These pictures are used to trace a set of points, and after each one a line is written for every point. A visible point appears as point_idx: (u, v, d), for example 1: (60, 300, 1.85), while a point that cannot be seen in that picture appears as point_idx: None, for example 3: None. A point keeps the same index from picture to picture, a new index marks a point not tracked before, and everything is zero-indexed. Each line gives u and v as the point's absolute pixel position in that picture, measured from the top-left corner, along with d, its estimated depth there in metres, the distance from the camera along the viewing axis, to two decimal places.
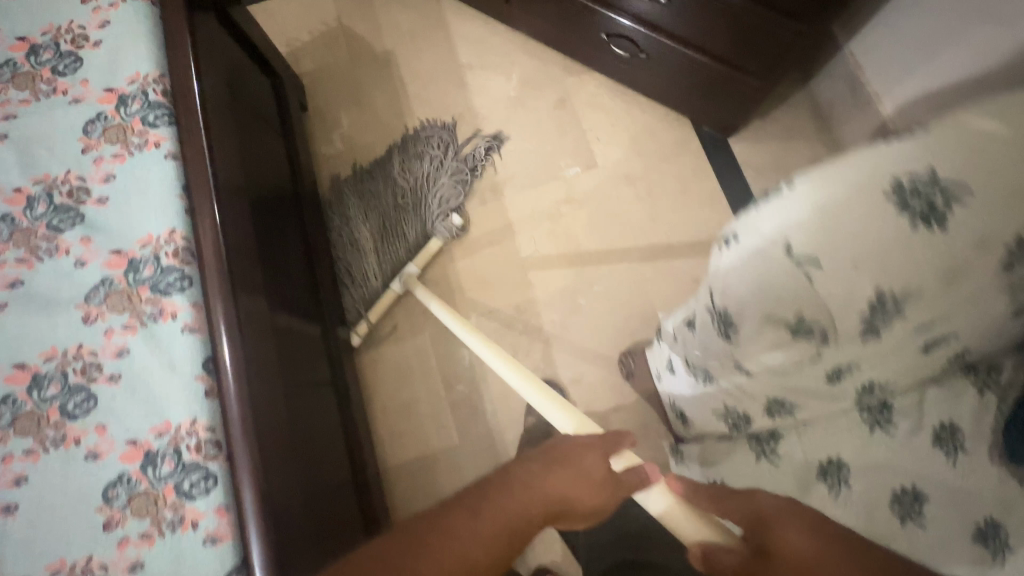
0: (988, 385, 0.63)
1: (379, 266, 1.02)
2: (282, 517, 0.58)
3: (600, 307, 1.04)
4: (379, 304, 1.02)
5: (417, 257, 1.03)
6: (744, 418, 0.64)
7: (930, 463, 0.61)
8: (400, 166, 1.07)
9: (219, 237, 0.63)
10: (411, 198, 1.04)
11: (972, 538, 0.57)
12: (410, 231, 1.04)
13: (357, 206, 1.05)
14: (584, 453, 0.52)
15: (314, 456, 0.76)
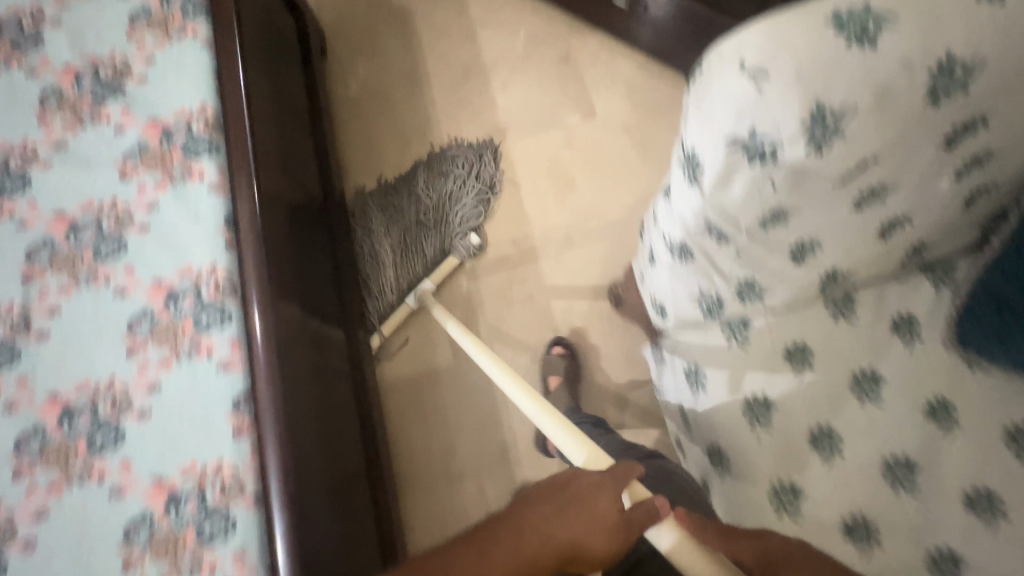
0: (944, 282, 0.68)
1: (396, 282, 1.05)
2: (294, 410, 0.63)
3: (593, 243, 1.09)
4: (393, 316, 1.05)
5: (432, 275, 1.06)
6: (717, 302, 0.68)
7: (885, 345, 0.66)
8: (425, 186, 1.11)
9: (256, 217, 0.67)
10: (432, 215, 1.09)
11: (924, 415, 0.64)
12: (429, 248, 1.07)
13: (381, 222, 1.09)
14: (596, 493, 0.44)
15: (328, 372, 0.82)
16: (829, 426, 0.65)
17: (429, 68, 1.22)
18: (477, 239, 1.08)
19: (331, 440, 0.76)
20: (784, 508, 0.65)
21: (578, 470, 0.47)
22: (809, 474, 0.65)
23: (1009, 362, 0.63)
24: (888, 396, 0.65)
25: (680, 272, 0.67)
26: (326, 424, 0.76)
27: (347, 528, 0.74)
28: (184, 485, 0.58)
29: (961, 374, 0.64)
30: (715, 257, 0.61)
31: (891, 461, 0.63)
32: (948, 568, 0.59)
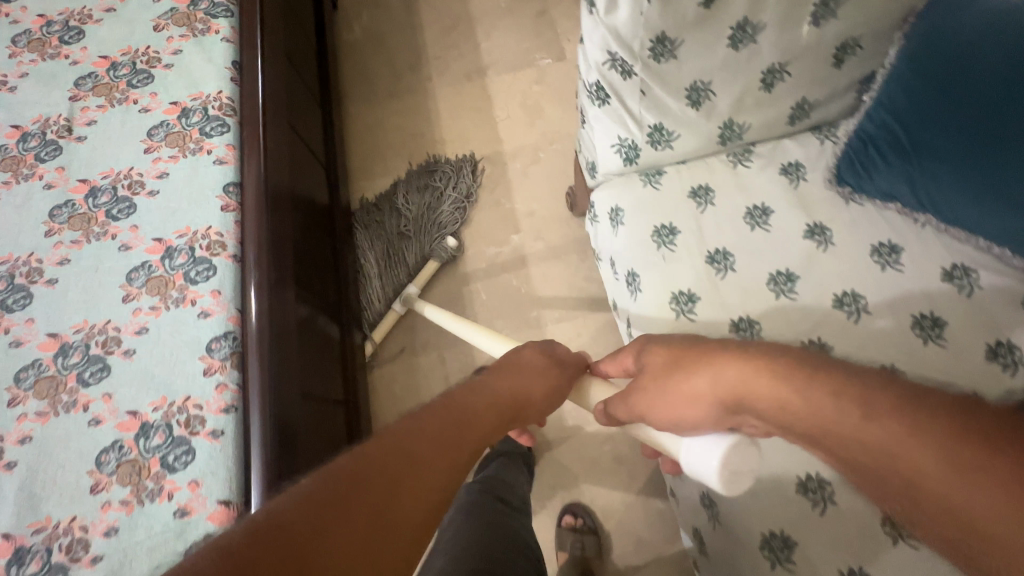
0: (828, 137, 0.80)
1: (382, 292, 1.10)
2: (281, 266, 0.71)
3: (556, 160, 1.23)
4: (381, 324, 1.09)
5: (415, 280, 1.11)
6: (633, 148, 0.80)
7: (775, 184, 0.78)
8: (404, 199, 1.18)
9: (259, 128, 0.75)
10: (413, 226, 1.15)
11: (805, 236, 0.74)
12: (412, 255, 1.12)
13: (364, 236, 1.14)
14: (523, 357, 0.58)
15: (312, 235, 0.92)
16: (725, 250, 0.76)
17: (424, 19, 1.41)
18: (453, 242, 1.13)
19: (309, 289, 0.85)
20: (683, 311, 0.74)
21: (512, 355, 0.59)
22: (705, 283, 0.75)
23: (875, 194, 0.74)
24: (775, 224, 0.76)
25: (600, 119, 0.79)
26: (305, 268, 0.85)
27: (314, 366, 0.81)
28: (178, 243, 0.68)
29: (837, 204, 0.75)
30: (625, 97, 0.75)
31: (775, 275, 0.73)
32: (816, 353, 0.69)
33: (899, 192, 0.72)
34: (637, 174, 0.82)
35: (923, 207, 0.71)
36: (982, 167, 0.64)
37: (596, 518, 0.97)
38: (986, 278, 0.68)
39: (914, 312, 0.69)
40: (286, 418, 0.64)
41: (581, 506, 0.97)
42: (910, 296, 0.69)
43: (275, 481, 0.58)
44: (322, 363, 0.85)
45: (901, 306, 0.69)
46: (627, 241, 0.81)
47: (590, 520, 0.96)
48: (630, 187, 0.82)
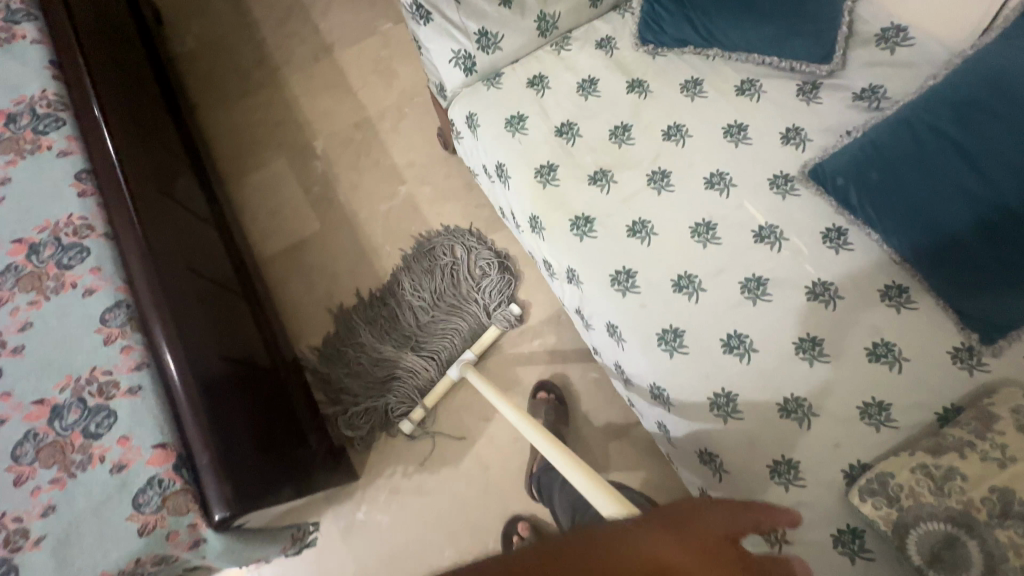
0: (626, 11, 0.92)
1: (433, 362, 1.05)
2: (166, 253, 0.70)
3: (422, 112, 1.30)
4: (436, 390, 1.04)
5: (472, 346, 1.07)
6: (468, 57, 0.88)
7: (596, 57, 0.89)
8: (420, 284, 1.11)
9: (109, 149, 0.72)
10: (434, 306, 1.09)
11: (630, 92, 0.86)
12: (461, 325, 1.08)
13: (375, 329, 1.08)
14: None
15: (195, 221, 0.92)
16: (571, 122, 0.86)
17: (257, 15, 1.41)
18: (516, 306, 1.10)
19: (207, 272, 0.85)
20: (547, 181, 0.83)
21: None
22: (559, 152, 0.84)
23: (672, 42, 0.87)
24: (604, 89, 0.87)
25: (431, 37, 0.87)
26: (197, 253, 0.84)
27: (246, 374, 0.79)
28: (41, 237, 0.67)
29: (647, 61, 0.88)
30: (443, 9, 0.83)
31: (614, 129, 0.84)
32: (659, 179, 0.81)
33: (688, 35, 0.85)
34: (481, 81, 0.91)
35: (709, 43, 0.85)
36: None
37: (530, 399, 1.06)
38: (767, 84, 0.83)
39: (723, 125, 0.82)
40: (205, 363, 0.65)
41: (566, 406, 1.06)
42: (717, 114, 0.83)
43: (207, 409, 0.61)
44: (246, 338, 0.86)
45: (713, 125, 0.82)
46: (487, 140, 0.89)
47: (574, 418, 1.06)
48: (476, 93, 0.91)
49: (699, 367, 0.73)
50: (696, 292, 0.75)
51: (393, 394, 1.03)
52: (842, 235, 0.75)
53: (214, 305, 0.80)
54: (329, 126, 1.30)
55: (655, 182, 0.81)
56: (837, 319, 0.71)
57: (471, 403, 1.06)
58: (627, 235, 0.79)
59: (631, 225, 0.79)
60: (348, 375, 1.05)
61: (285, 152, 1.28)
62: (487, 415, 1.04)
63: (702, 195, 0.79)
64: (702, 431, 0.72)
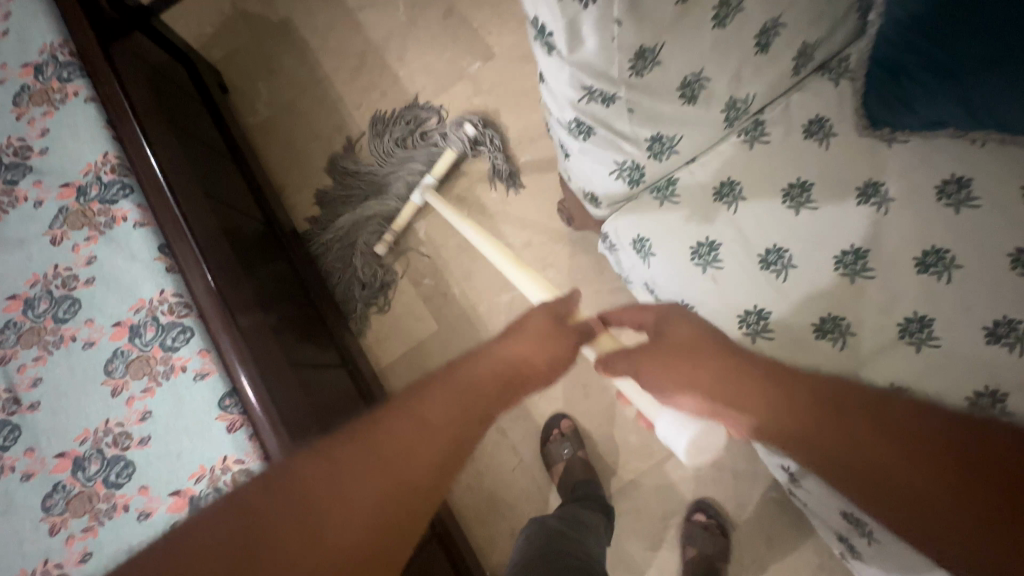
0: (841, 75, 0.69)
1: (396, 196, 1.10)
2: None
3: (530, 173, 1.12)
4: (400, 214, 1.09)
5: (431, 172, 1.10)
6: (636, 167, 0.70)
7: (805, 150, 0.68)
8: (366, 148, 1.16)
9: (243, 352, 0.62)
10: (395, 154, 1.13)
11: (859, 202, 0.66)
12: (418, 158, 1.11)
13: (347, 184, 1.14)
14: (531, 319, 0.61)
15: (318, 379, 0.85)
16: (779, 245, 0.67)
17: (325, 67, 1.24)
18: (470, 128, 1.09)
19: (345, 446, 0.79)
20: (757, 333, 0.66)
21: (533, 317, 0.62)
22: (767, 293, 0.67)
23: (921, 125, 0.64)
24: (819, 198, 0.67)
25: (589, 151, 0.68)
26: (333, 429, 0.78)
27: None
28: (199, 489, 0.59)
29: (880, 151, 0.66)
30: (611, 121, 0.63)
31: (841, 255, 0.65)
32: (917, 330, 0.62)
33: (947, 117, 0.62)
34: (649, 193, 0.72)
35: (981, 126, 0.61)
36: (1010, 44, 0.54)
37: (659, 471, 0.97)
38: None
39: (1010, 248, 0.60)
40: None
41: (742, 530, 0.93)
42: (994, 233, 0.61)
43: None
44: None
45: (991, 247, 0.61)
46: (665, 271, 0.71)
47: (755, 544, 0.93)
48: (645, 211, 0.72)
49: None
50: None
51: (363, 231, 1.09)
52: None
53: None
54: None
55: (910, 334, 0.62)
56: None
57: (633, 524, 0.96)
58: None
59: None
60: (330, 246, 1.10)
61: None
62: (655, 544, 0.95)
63: (989, 355, 0.59)
64: None
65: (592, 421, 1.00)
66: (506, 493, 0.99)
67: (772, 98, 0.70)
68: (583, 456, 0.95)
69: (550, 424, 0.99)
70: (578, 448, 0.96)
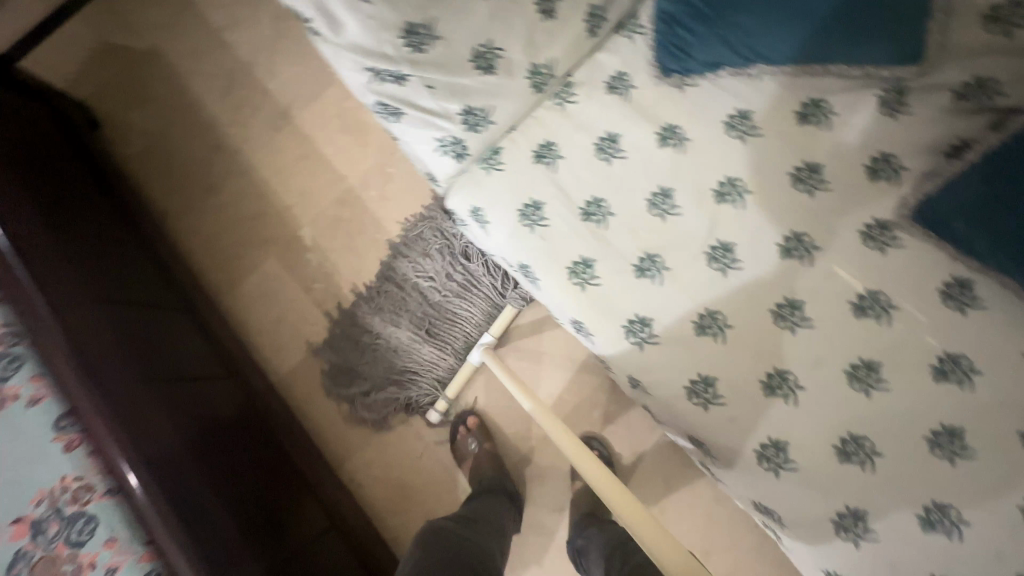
0: (635, 31, 0.73)
1: (448, 350, 1.04)
2: (169, 469, 0.63)
3: (408, 167, 1.15)
4: (454, 379, 1.03)
5: (490, 327, 1.02)
6: (458, 141, 0.72)
7: (610, 105, 0.72)
8: (428, 272, 1.05)
9: (78, 369, 0.62)
10: (440, 296, 1.04)
11: (662, 145, 0.70)
12: (471, 311, 1.03)
13: (383, 316, 1.05)
14: None
15: (198, 393, 0.85)
16: (598, 197, 0.71)
17: (196, 89, 1.24)
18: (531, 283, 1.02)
19: (227, 453, 0.80)
20: (585, 281, 0.70)
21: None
22: (590, 242, 0.70)
23: (703, 68, 0.69)
24: (628, 148, 0.71)
25: (408, 132, 0.71)
26: (212, 439, 0.78)
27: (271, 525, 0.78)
28: (40, 512, 0.58)
29: (675, 96, 0.70)
30: (415, 100, 0.66)
31: (652, 197, 0.69)
32: (722, 255, 0.66)
33: (721, 56, 0.67)
34: (478, 164, 0.75)
35: (751, 60, 0.66)
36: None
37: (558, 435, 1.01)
38: (837, 103, 0.66)
39: (791, 168, 0.66)
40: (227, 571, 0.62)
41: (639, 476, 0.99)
42: (777, 158, 0.66)
43: None
44: (276, 508, 0.82)
45: (775, 170, 0.66)
46: (501, 236, 0.74)
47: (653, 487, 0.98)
48: (475, 181, 0.75)
49: (815, 484, 0.62)
50: (794, 393, 0.63)
51: (414, 385, 1.03)
52: (965, 288, 0.60)
53: (237, 493, 0.76)
54: (311, 207, 1.16)
55: (718, 260, 0.66)
56: (976, 403, 0.58)
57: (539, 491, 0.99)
58: (709, 341, 0.65)
59: (698, 320, 0.66)
60: (363, 366, 1.04)
61: (272, 250, 1.14)
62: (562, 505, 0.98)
63: (780, 268, 0.65)
64: (826, 552, 0.63)
65: (491, 398, 1.05)
66: (418, 479, 1.03)
67: (857, 216, 0.64)
68: (489, 447, 0.99)
69: (458, 420, 1.03)
70: (485, 440, 1.00)
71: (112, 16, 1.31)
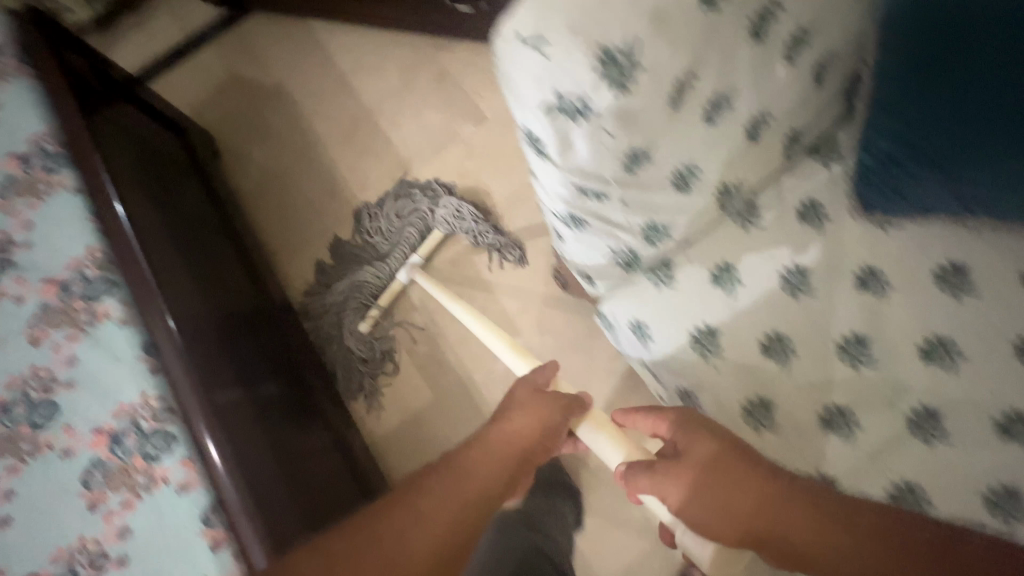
0: (831, 159, 0.70)
1: (383, 272, 1.09)
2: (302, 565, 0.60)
3: (525, 237, 1.11)
4: (386, 292, 1.09)
5: (420, 249, 1.10)
6: (632, 254, 0.69)
7: (800, 237, 0.68)
8: (373, 219, 1.14)
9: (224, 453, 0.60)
10: (376, 237, 1.12)
11: (859, 289, 0.65)
12: (405, 237, 1.10)
13: (331, 268, 1.12)
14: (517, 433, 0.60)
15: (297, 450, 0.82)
16: (778, 331, 0.66)
17: (319, 132, 1.25)
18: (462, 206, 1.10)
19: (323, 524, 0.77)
20: (762, 424, 0.64)
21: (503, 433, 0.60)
22: (771, 382, 0.65)
23: (912, 210, 0.64)
24: (818, 284, 0.66)
25: (583, 240, 0.67)
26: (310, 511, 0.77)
27: None
28: None
29: (876, 238, 0.66)
30: (604, 213, 0.62)
31: (843, 342, 0.64)
32: (926, 423, 0.60)
33: (938, 204, 0.62)
34: (646, 277, 0.71)
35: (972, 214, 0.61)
36: (975, 121, 0.56)
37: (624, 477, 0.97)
38: None
39: (1013, 338, 0.59)
40: None
41: None
42: (996, 323, 0.60)
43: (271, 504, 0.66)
44: None
45: (995, 338, 0.60)
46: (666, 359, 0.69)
47: None
48: (641, 295, 0.71)
49: None
50: None
51: (350, 311, 1.07)
52: None
53: None
54: None
55: (919, 427, 0.60)
56: None
57: None
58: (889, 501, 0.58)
59: (895, 493, 0.59)
60: (318, 320, 1.08)
61: None
62: None
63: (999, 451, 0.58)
64: None
65: (593, 498, 0.98)
66: None
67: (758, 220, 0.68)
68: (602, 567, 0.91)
69: None
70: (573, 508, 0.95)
71: (246, 51, 1.35)
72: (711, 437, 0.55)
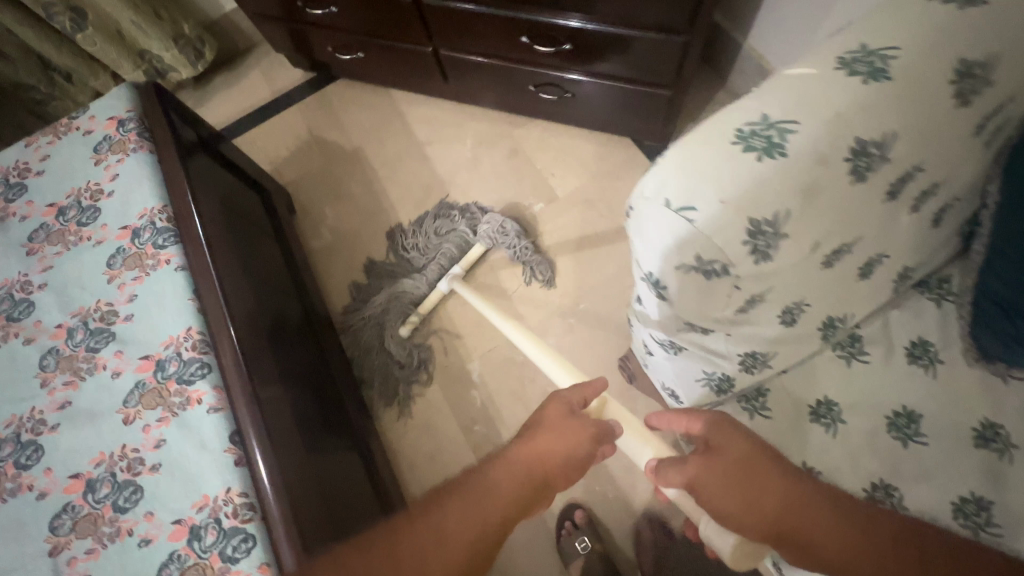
0: (942, 298, 0.67)
1: (423, 282, 1.14)
2: None
3: (590, 320, 1.10)
4: (425, 300, 1.14)
5: (459, 262, 1.15)
6: (726, 379, 0.67)
7: (911, 380, 0.64)
8: (411, 236, 1.21)
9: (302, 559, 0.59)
10: (417, 252, 1.19)
11: (977, 445, 0.60)
12: (445, 251, 1.16)
13: (372, 281, 1.19)
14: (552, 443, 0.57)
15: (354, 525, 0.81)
16: (884, 480, 0.61)
17: (391, 197, 1.29)
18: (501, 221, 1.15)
19: None
20: None
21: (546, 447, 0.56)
22: None
23: None
24: (931, 434, 0.62)
25: (677, 361, 0.66)
26: None
27: None
28: None
29: (997, 390, 0.62)
30: (706, 343, 0.61)
31: (961, 504, 0.58)
32: None
33: None
34: (738, 403, 0.68)
35: None
36: None
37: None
38: None
39: None
40: None
41: None
42: None
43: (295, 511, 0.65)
44: None
45: None
46: None
47: None
48: None
49: None
50: None
51: (391, 319, 1.13)
52: None
53: None
54: (483, 340, 1.13)
55: None
56: None
57: None
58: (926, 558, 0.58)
59: None
60: (359, 329, 1.14)
61: (438, 377, 1.12)
62: None
63: None
64: None
65: None
66: None
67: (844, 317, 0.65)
68: None
69: (563, 515, 0.99)
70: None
71: (328, 114, 1.42)
72: (750, 440, 0.54)
